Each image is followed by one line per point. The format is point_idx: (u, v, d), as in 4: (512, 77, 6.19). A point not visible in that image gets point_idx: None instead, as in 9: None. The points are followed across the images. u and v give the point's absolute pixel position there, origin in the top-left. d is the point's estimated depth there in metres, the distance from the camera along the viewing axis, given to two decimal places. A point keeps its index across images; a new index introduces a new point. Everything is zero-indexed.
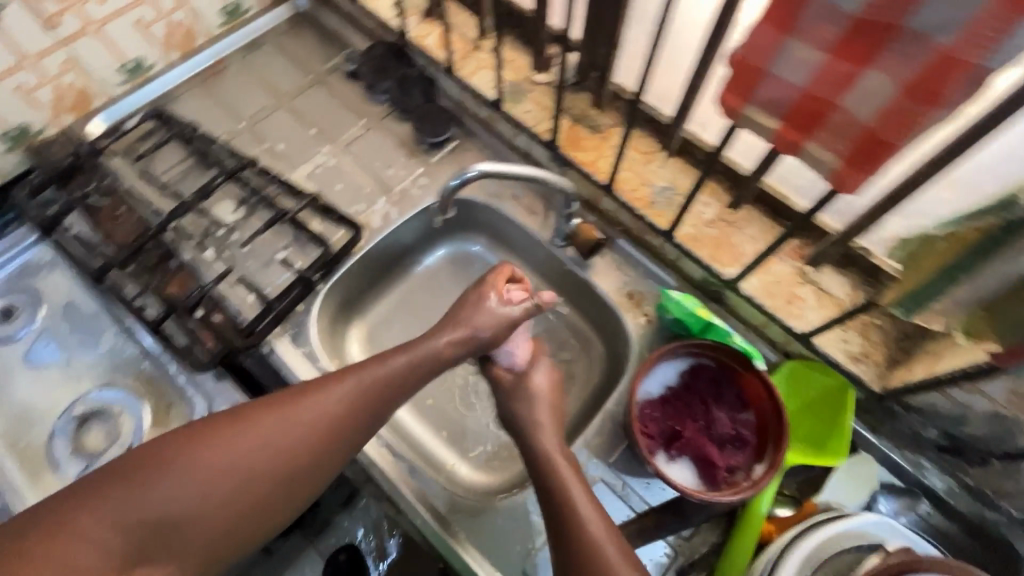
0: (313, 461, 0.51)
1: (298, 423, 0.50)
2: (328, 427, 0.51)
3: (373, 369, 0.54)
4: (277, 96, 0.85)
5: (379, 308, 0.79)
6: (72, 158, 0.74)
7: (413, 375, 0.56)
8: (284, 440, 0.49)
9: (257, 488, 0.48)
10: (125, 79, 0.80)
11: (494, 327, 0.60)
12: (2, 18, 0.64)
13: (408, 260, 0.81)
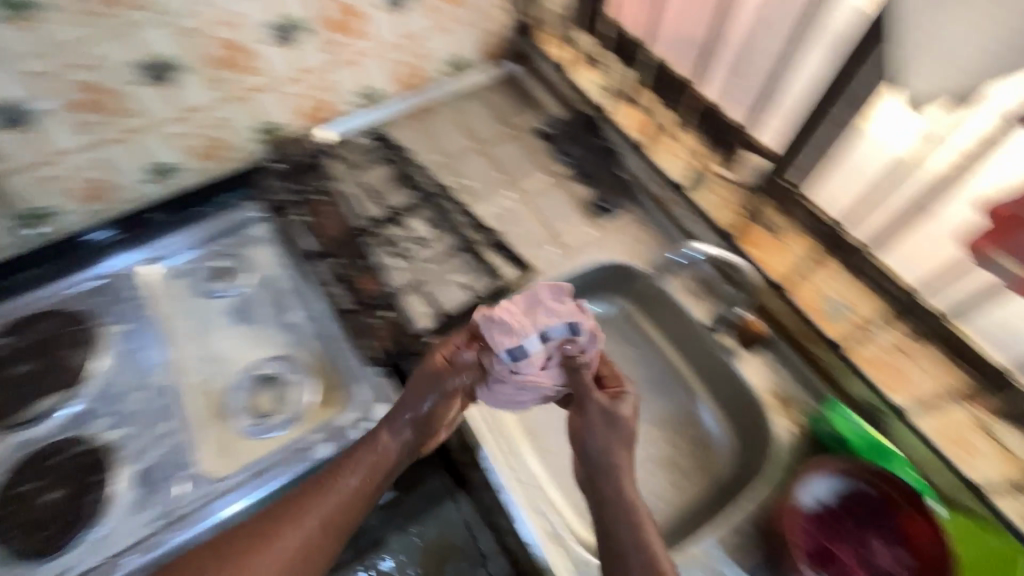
0: (320, 548, 0.55)
1: (297, 520, 0.55)
2: (326, 515, 0.56)
3: (328, 493, 0.57)
4: (476, 140, 0.95)
5: None
6: (311, 159, 0.88)
7: (368, 486, 0.59)
8: (286, 534, 0.55)
9: None
10: (360, 102, 0.94)
11: (435, 396, 0.61)
12: (300, 42, 0.80)
13: None
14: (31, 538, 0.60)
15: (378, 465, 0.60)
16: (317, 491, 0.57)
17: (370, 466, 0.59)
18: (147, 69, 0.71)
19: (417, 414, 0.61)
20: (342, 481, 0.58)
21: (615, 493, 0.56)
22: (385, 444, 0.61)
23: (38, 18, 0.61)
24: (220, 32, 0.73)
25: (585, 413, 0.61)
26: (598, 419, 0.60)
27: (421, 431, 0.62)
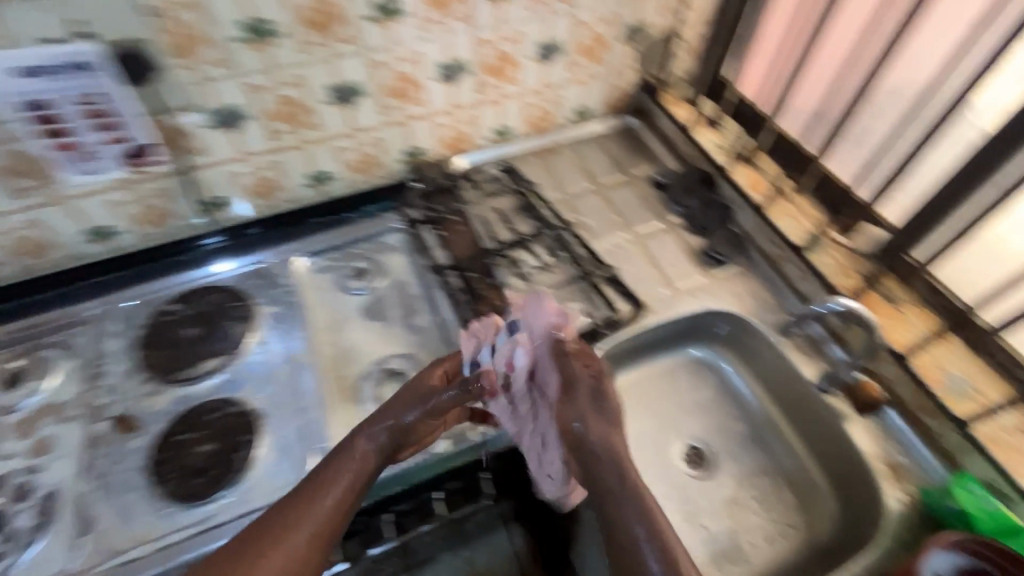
0: (307, 562, 0.54)
1: (282, 540, 0.53)
2: (311, 531, 0.55)
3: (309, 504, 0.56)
4: (594, 181, 1.02)
5: (628, 378, 0.89)
6: (448, 182, 0.98)
7: (348, 499, 0.58)
8: (272, 556, 0.52)
9: None
10: (493, 137, 1.03)
11: (423, 409, 0.65)
12: (461, 81, 0.91)
13: (668, 348, 0.90)
14: (186, 483, 0.67)
15: (357, 481, 0.59)
16: (298, 508, 0.56)
17: (350, 478, 0.59)
18: (335, 91, 0.83)
19: (395, 430, 0.63)
20: (321, 496, 0.57)
21: (622, 484, 0.55)
22: (357, 454, 0.61)
23: (271, 42, 0.73)
24: (401, 66, 0.84)
25: (575, 398, 0.63)
26: (586, 405, 0.62)
27: (394, 440, 0.63)
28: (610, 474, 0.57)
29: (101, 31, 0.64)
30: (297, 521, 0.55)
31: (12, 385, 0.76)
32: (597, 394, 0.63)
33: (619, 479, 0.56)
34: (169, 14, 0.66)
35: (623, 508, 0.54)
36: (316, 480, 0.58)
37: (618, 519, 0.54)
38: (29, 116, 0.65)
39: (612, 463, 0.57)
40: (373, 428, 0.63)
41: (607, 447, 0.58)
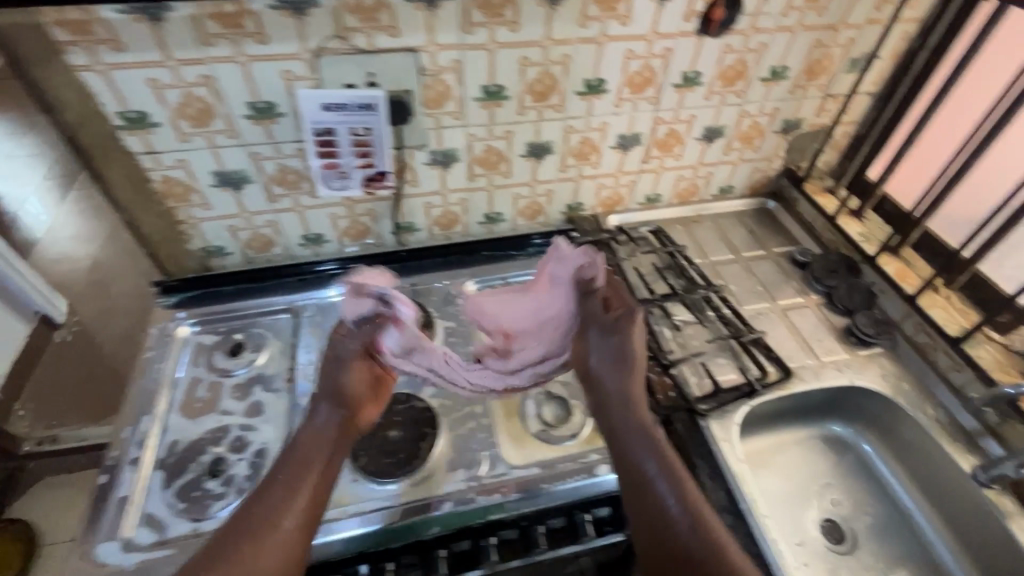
0: (303, 531, 0.61)
1: (273, 530, 0.59)
2: (298, 517, 0.61)
3: (286, 489, 0.63)
4: (735, 252, 1.10)
5: (768, 440, 0.91)
6: (606, 235, 1.07)
7: (324, 476, 0.66)
8: (270, 538, 0.59)
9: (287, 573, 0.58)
10: (643, 202, 1.15)
11: (344, 364, 0.76)
12: (632, 151, 1.03)
13: (810, 419, 0.93)
14: (378, 461, 0.75)
15: (326, 470, 0.66)
16: (278, 502, 0.62)
17: (320, 471, 0.66)
18: (531, 148, 0.97)
19: (339, 414, 0.71)
20: (300, 482, 0.64)
21: (634, 424, 0.71)
22: (311, 448, 0.67)
23: (498, 104, 0.88)
24: (589, 133, 0.97)
25: (602, 343, 0.77)
26: (609, 347, 0.76)
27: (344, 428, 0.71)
28: (624, 421, 0.72)
29: (384, 83, 0.80)
30: (281, 504, 0.61)
31: (234, 354, 0.90)
32: (613, 323, 0.78)
33: (631, 422, 0.71)
34: (435, 75, 0.82)
35: (634, 444, 0.69)
36: (290, 478, 0.64)
37: (634, 451, 0.69)
38: (319, 141, 0.83)
39: (626, 412, 0.72)
40: (315, 429, 0.69)
41: (624, 396, 0.73)
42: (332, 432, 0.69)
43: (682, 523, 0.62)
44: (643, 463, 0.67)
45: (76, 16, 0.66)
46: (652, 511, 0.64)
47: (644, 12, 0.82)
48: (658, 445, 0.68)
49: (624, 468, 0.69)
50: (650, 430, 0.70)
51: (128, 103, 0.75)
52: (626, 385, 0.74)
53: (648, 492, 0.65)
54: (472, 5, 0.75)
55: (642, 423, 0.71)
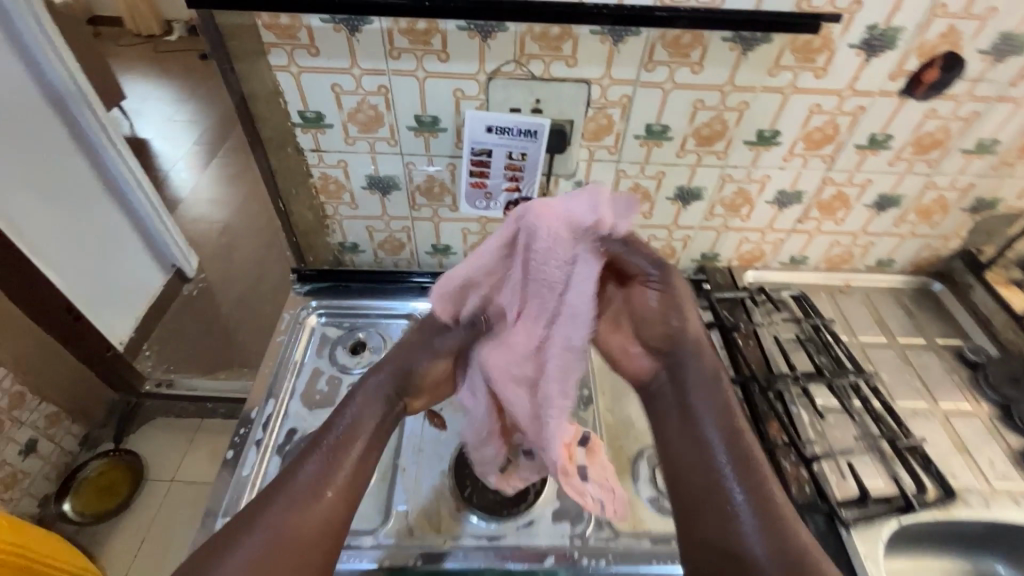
0: (371, 456, 0.66)
1: (323, 491, 0.60)
2: (339, 491, 0.61)
3: (359, 418, 0.67)
4: (889, 335, 0.98)
5: (913, 563, 0.81)
6: (745, 293, 0.98)
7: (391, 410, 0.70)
8: (346, 460, 0.63)
9: (352, 494, 0.63)
10: (785, 262, 1.05)
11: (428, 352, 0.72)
12: (789, 209, 0.95)
13: (968, 551, 0.82)
14: (483, 494, 0.74)
15: (375, 437, 0.67)
16: (322, 471, 0.62)
17: (369, 436, 0.66)
18: (680, 192, 0.91)
19: (392, 386, 0.70)
20: (372, 412, 0.68)
21: (704, 386, 0.65)
22: (361, 417, 0.67)
23: (658, 143, 0.84)
24: (747, 185, 0.90)
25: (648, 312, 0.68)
26: (672, 301, 0.68)
27: (394, 399, 0.70)
28: (690, 382, 0.66)
29: (549, 110, 0.79)
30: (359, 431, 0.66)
31: (355, 353, 0.92)
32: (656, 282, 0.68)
33: (701, 380, 0.66)
34: (602, 108, 0.79)
35: (705, 404, 0.65)
36: (362, 411, 0.67)
37: (701, 416, 0.64)
38: (473, 160, 0.84)
39: (698, 370, 0.67)
40: (372, 391, 0.69)
41: (699, 354, 0.67)
42: (382, 400, 0.69)
43: (747, 503, 0.58)
44: (714, 432, 0.63)
45: (285, 21, 0.70)
46: (711, 485, 0.61)
47: (845, 66, 0.74)
48: (731, 415, 0.64)
49: (687, 432, 0.65)
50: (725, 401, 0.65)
51: (309, 104, 0.79)
52: (699, 339, 0.68)
53: (711, 462, 0.62)
54: (659, 42, 0.72)
55: (716, 389, 0.65)
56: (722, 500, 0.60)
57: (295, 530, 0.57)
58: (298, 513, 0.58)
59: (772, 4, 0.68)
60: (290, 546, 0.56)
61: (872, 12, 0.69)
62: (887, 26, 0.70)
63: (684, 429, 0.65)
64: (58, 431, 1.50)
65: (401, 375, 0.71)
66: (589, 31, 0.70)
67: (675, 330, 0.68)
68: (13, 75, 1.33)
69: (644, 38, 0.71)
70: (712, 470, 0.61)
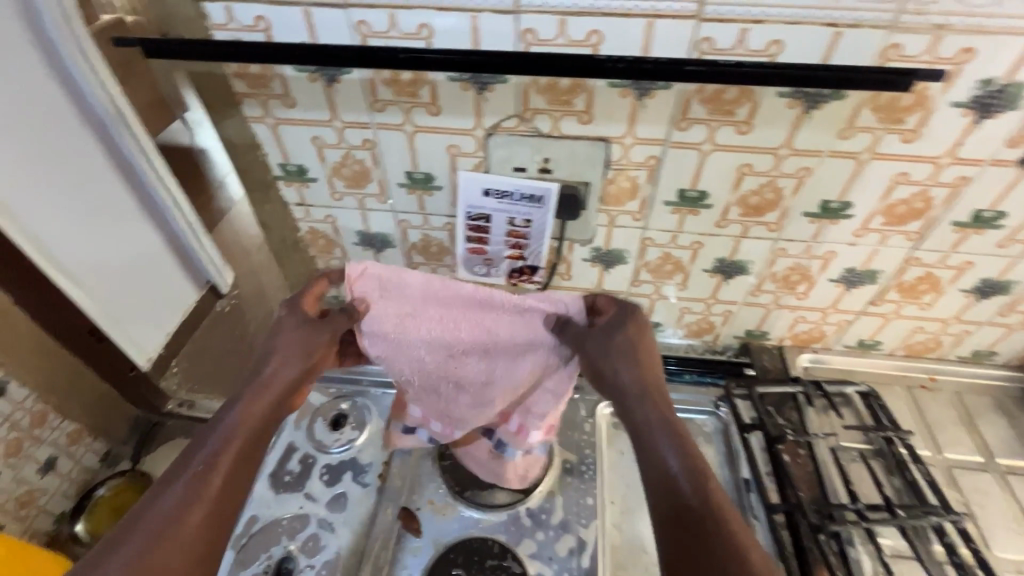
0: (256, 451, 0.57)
1: (203, 493, 0.52)
2: (210, 507, 0.51)
3: (248, 411, 0.57)
4: (985, 451, 0.79)
5: None
6: (797, 387, 0.81)
7: (283, 401, 0.61)
8: (226, 460, 0.54)
9: (234, 493, 0.54)
10: (851, 345, 0.87)
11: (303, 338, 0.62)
12: (859, 289, 0.77)
13: None
14: None
15: (261, 434, 0.58)
16: (192, 488, 0.51)
17: (255, 431, 0.57)
18: (720, 265, 0.76)
19: (285, 373, 0.60)
20: (257, 404, 0.58)
21: (658, 426, 0.55)
22: (245, 423, 0.57)
23: (693, 211, 0.69)
24: (805, 261, 0.74)
25: (600, 350, 0.59)
26: (628, 346, 0.59)
27: (287, 393, 0.60)
28: (643, 427, 0.56)
29: (559, 171, 0.66)
30: (242, 426, 0.57)
31: (335, 426, 0.82)
32: (606, 328, 0.60)
33: (652, 419, 0.55)
34: (624, 170, 0.66)
35: (639, 406, 0.56)
36: (249, 403, 0.58)
37: (638, 416, 0.56)
38: (471, 224, 0.72)
39: (648, 409, 0.56)
40: (263, 386, 0.59)
41: (636, 366, 0.58)
42: (271, 397, 0.59)
43: (692, 497, 0.50)
44: (670, 464, 0.52)
45: (256, 70, 0.61)
46: (689, 540, 0.48)
47: (946, 129, 0.57)
48: (695, 460, 0.52)
49: (647, 478, 0.53)
50: (682, 443, 0.53)
51: (290, 156, 0.70)
52: (645, 373, 0.58)
53: (680, 510, 0.49)
54: (696, 97, 0.57)
55: (664, 424, 0.55)
56: (694, 533, 0.48)
57: (169, 540, 0.48)
58: (174, 520, 0.49)
59: (844, 57, 0.53)
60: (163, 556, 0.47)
61: (989, 63, 0.52)
62: (1008, 82, 0.53)
63: (643, 462, 0.55)
64: (79, 445, 0.90)
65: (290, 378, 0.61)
66: (608, 83, 0.57)
67: (615, 371, 0.58)
68: (38, 82, 0.70)
69: (676, 92, 0.57)
70: (687, 522, 0.49)
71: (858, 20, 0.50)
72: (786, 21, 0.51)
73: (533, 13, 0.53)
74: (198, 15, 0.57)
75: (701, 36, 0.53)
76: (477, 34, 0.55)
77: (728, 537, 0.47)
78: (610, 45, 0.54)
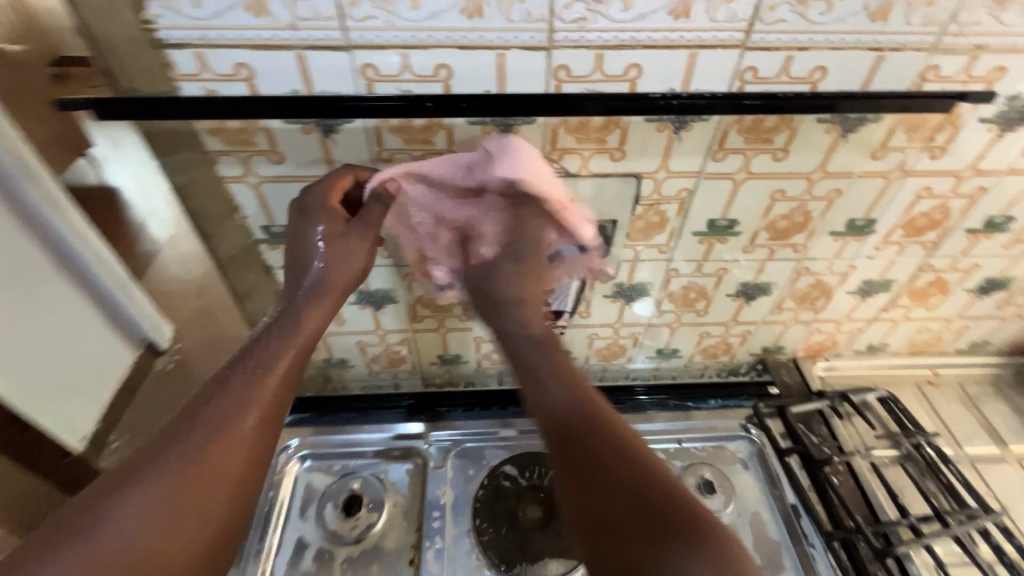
0: (303, 359, 0.54)
1: (254, 395, 0.49)
2: (263, 411, 0.49)
3: (296, 314, 0.55)
4: (998, 440, 0.82)
5: None
6: (824, 401, 0.80)
7: (331, 304, 0.57)
8: (280, 362, 0.52)
9: (283, 397, 0.51)
10: (860, 350, 0.88)
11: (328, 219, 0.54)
12: (873, 298, 0.78)
13: None
14: None
15: (312, 339, 0.55)
16: (234, 409, 0.48)
17: (307, 333, 0.54)
18: (744, 288, 0.74)
19: (325, 265, 0.55)
20: (307, 306, 0.55)
21: (552, 372, 0.56)
22: (282, 343, 0.53)
23: (721, 239, 0.67)
24: (826, 277, 0.73)
25: (493, 301, 0.61)
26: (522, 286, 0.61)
27: (341, 299, 0.57)
28: (545, 391, 0.55)
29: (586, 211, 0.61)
30: (291, 329, 0.54)
31: (348, 513, 0.72)
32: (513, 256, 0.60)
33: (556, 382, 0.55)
34: (653, 205, 0.62)
35: (533, 355, 0.58)
36: (292, 308, 0.55)
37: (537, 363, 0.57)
38: None
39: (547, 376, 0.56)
40: (305, 286, 0.56)
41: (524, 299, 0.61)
42: (328, 302, 0.56)
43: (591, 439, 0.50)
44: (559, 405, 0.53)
45: (235, 124, 0.52)
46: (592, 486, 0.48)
47: (971, 143, 0.57)
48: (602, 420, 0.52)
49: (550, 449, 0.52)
50: (588, 406, 0.53)
51: (275, 217, 0.61)
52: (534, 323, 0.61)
53: (595, 480, 0.48)
54: (734, 127, 0.54)
55: (566, 387, 0.54)
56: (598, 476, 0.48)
57: (220, 441, 0.46)
58: (227, 420, 0.47)
59: (884, 80, 0.51)
60: (216, 457, 0.46)
61: (1018, 80, 0.52)
62: None
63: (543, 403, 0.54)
64: None
65: (328, 292, 0.56)
66: (643, 118, 0.53)
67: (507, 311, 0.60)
68: None
69: (714, 124, 0.54)
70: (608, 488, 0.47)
71: (901, 43, 0.49)
72: (831, 47, 0.49)
73: (567, 48, 0.48)
74: (160, 66, 0.48)
75: (743, 67, 0.50)
76: (503, 73, 0.49)
77: (639, 483, 0.47)
78: (647, 79, 0.50)
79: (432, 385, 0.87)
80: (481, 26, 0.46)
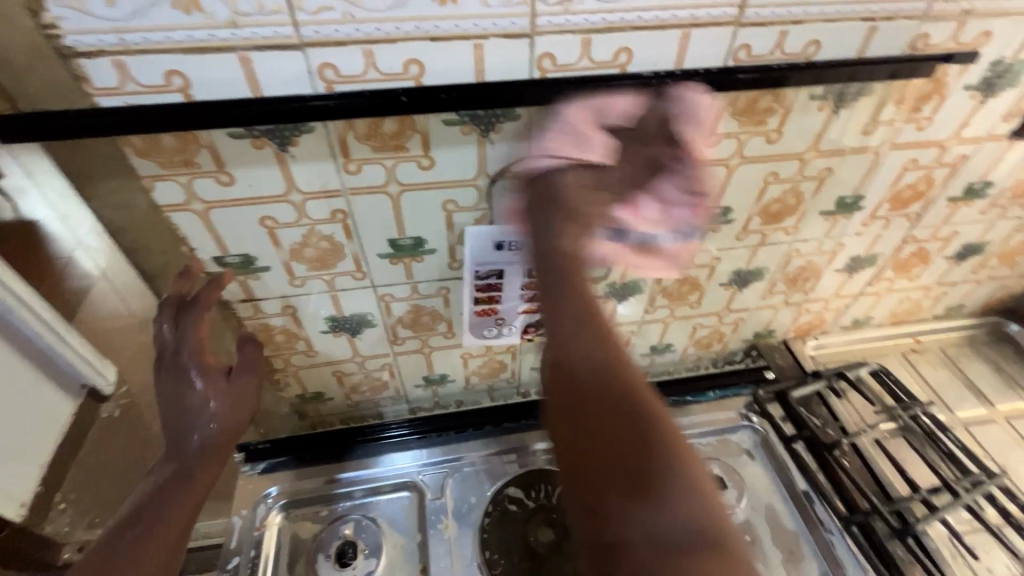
0: (200, 496, 0.54)
1: (148, 544, 0.49)
2: (157, 559, 0.50)
3: (188, 447, 0.55)
4: (982, 401, 0.84)
5: None
6: (821, 381, 0.79)
7: (226, 433, 0.56)
8: (176, 505, 0.52)
9: (179, 539, 0.52)
10: (846, 325, 0.88)
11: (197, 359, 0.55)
12: (859, 274, 0.77)
13: None
14: None
15: (209, 475, 0.55)
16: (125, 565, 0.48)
17: (204, 471, 0.55)
18: (736, 276, 0.72)
19: (206, 402, 0.56)
20: (198, 439, 0.55)
21: (577, 300, 0.48)
22: (177, 504, 0.52)
23: (714, 228, 0.64)
24: (815, 258, 0.72)
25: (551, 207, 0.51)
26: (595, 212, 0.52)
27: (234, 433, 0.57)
28: (564, 331, 0.47)
29: None
30: (188, 465, 0.54)
31: (343, 562, 0.65)
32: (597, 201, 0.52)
33: (579, 319, 0.47)
34: None
35: (552, 270, 0.50)
36: (182, 442, 0.55)
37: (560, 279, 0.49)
38: (479, 285, 0.63)
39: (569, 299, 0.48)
40: (191, 423, 0.55)
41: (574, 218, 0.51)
42: (223, 434, 0.56)
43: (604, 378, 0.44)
44: (573, 333, 0.46)
45: (171, 142, 0.45)
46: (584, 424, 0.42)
47: (956, 112, 0.57)
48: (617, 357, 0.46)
49: (552, 379, 0.46)
50: (605, 349, 0.46)
51: (229, 245, 0.53)
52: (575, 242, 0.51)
53: (584, 423, 0.43)
54: (728, 110, 0.51)
55: (580, 319, 0.47)
56: (598, 412, 0.43)
57: None
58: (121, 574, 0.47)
59: (876, 52, 0.49)
60: None
61: (1000, 45, 0.51)
62: (1015, 60, 0.53)
63: (556, 323, 0.48)
64: None
65: (219, 444, 0.56)
66: None
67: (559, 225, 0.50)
68: None
69: None
70: (607, 417, 0.42)
71: (893, 12, 0.47)
72: (825, 20, 0.46)
73: (551, 34, 0.43)
74: (70, 78, 0.39)
75: (738, 44, 0.46)
76: (482, 65, 0.44)
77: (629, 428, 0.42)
78: (638, 62, 0.46)
79: (418, 409, 0.81)
80: (455, 13, 0.41)
